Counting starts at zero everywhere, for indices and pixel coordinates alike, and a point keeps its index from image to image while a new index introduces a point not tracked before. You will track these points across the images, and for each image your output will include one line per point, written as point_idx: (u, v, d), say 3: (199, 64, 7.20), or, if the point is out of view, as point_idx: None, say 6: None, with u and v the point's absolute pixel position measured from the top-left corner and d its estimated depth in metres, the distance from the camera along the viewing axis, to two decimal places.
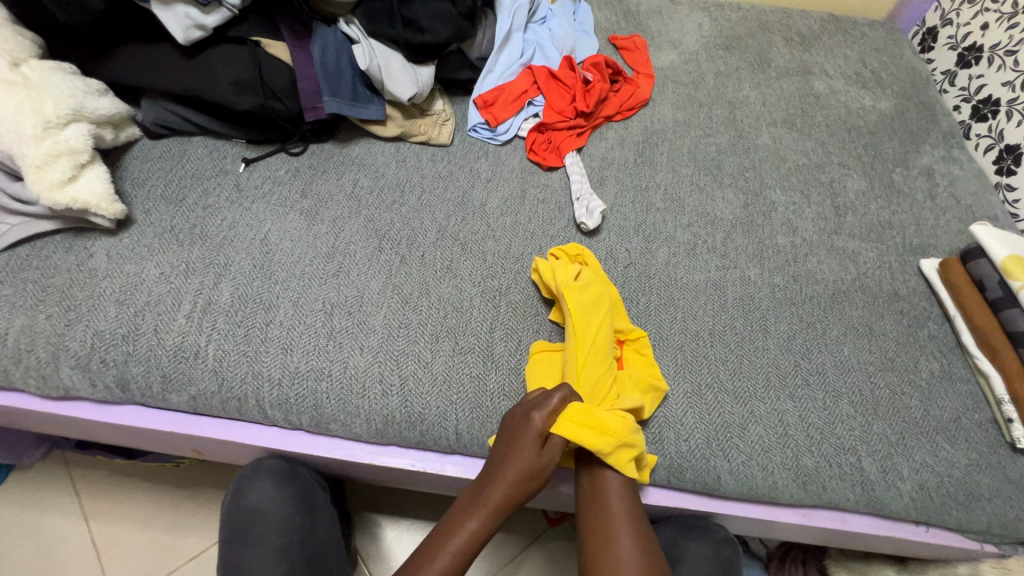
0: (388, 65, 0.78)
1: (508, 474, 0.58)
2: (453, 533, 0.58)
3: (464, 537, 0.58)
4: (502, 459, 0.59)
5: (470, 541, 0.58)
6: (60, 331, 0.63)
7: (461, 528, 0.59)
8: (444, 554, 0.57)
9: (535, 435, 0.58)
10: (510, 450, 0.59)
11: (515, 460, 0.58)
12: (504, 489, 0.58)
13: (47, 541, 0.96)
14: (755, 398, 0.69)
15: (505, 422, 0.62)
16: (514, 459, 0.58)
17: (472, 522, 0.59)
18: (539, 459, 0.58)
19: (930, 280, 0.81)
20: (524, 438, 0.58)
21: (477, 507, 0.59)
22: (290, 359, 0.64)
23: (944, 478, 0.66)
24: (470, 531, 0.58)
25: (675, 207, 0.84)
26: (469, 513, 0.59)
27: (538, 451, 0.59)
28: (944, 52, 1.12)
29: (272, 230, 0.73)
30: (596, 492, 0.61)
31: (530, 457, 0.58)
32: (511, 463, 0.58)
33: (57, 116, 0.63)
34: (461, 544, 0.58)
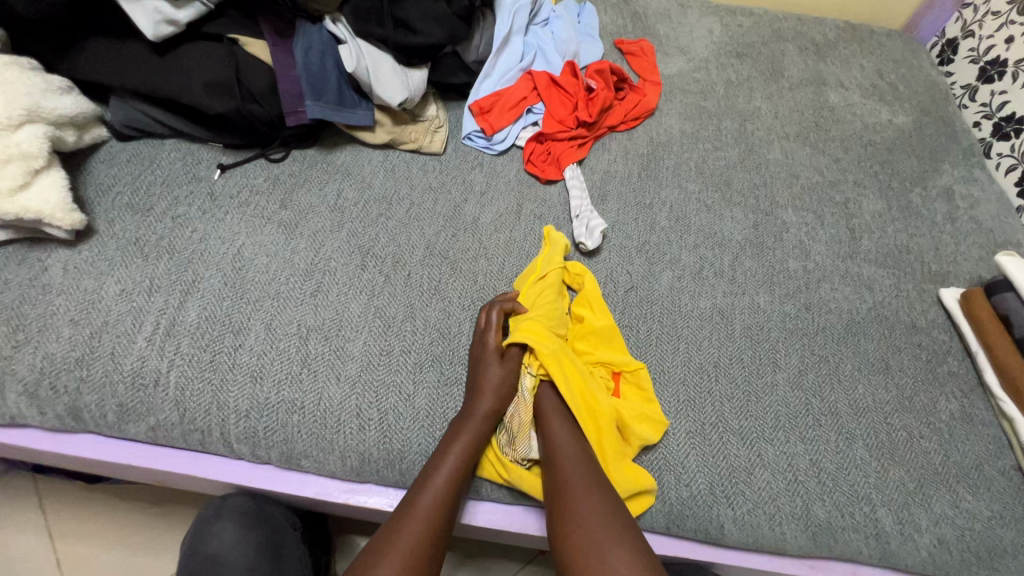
0: (377, 68, 0.73)
1: (472, 422, 0.57)
2: (420, 496, 0.52)
3: (431, 503, 0.52)
4: (466, 412, 0.58)
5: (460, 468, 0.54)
6: (6, 353, 0.57)
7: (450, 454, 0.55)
8: (412, 525, 0.50)
9: (496, 386, 0.59)
10: (473, 400, 0.58)
11: (478, 410, 0.58)
12: (469, 442, 0.56)
13: (7, 561, 0.91)
14: (762, 440, 0.64)
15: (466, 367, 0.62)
16: (477, 408, 0.58)
17: (460, 445, 0.55)
18: (504, 370, 0.60)
19: (951, 311, 0.76)
20: (485, 385, 0.59)
21: (447, 457, 0.55)
22: (259, 388, 0.59)
23: (965, 532, 0.61)
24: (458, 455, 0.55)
25: (681, 226, 0.79)
26: (434, 470, 0.54)
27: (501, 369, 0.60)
28: (964, 65, 1.07)
29: (246, 244, 0.67)
30: (552, 473, 0.56)
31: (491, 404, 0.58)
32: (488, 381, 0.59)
33: (8, 117, 0.58)
34: (429, 511, 0.51)
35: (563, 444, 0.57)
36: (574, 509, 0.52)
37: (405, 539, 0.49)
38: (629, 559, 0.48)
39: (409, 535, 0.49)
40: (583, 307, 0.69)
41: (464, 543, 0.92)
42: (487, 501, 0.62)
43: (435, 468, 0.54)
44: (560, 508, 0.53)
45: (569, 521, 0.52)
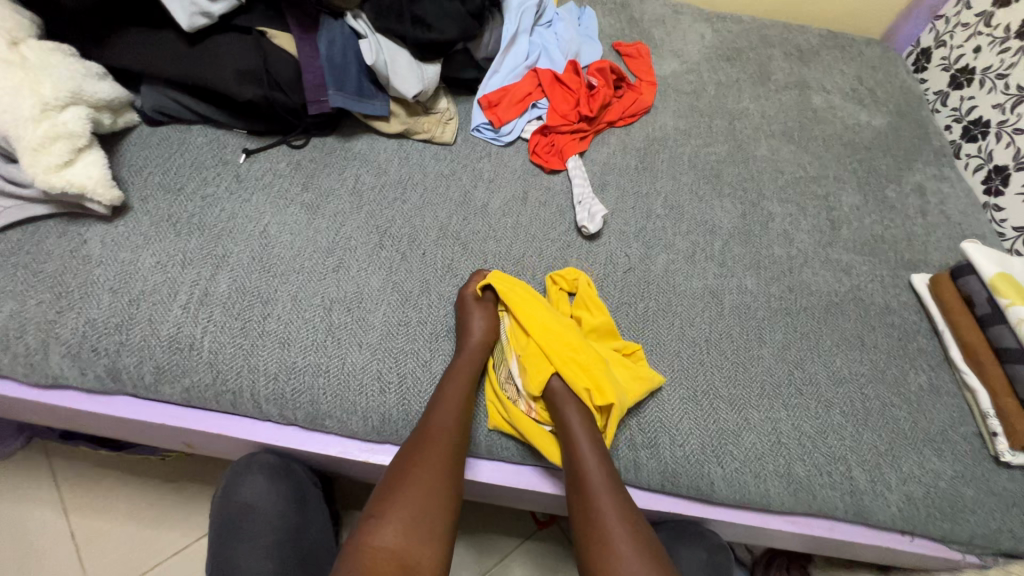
0: (395, 62, 0.78)
1: (464, 355, 0.65)
2: (432, 424, 0.59)
3: (445, 428, 0.59)
4: (459, 347, 0.65)
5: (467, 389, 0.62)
6: (51, 318, 0.62)
7: (457, 381, 0.62)
8: (434, 441, 0.58)
9: (482, 322, 0.66)
10: (465, 338, 0.66)
11: (468, 344, 0.66)
12: (465, 374, 0.63)
13: (22, 533, 0.93)
14: (749, 406, 0.69)
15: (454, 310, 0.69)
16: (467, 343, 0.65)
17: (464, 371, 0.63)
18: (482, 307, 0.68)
19: (921, 295, 0.82)
20: (470, 323, 0.67)
21: (455, 382, 0.62)
22: (287, 353, 0.64)
23: (931, 489, 0.68)
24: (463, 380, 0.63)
25: (675, 214, 0.85)
26: (443, 397, 0.61)
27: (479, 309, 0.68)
28: (937, 73, 1.14)
29: (271, 222, 0.72)
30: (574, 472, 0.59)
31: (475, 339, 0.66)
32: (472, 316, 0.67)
33: (55, 99, 0.62)
34: (447, 428, 0.59)
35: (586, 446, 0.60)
36: (596, 508, 0.57)
37: (427, 458, 0.56)
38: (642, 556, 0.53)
39: (431, 456, 0.57)
40: (581, 309, 0.72)
41: (467, 516, 0.97)
42: (490, 460, 0.67)
43: (443, 398, 0.61)
44: (579, 496, 0.58)
45: (590, 521, 0.56)
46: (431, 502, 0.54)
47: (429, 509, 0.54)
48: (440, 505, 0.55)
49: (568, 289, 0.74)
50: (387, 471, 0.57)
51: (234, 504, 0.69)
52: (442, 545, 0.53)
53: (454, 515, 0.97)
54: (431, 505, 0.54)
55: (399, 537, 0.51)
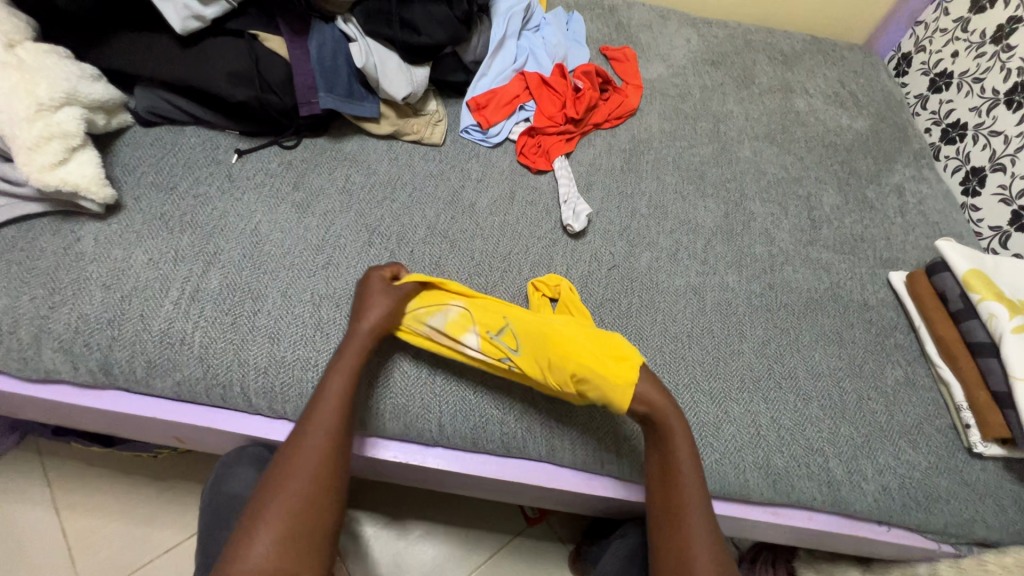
0: (385, 65, 0.80)
1: (356, 340, 0.61)
2: (311, 422, 0.56)
3: (323, 428, 0.57)
4: (349, 333, 0.62)
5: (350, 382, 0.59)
6: (44, 313, 0.63)
7: (343, 371, 0.59)
8: (312, 441, 0.56)
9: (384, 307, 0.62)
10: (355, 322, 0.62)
11: (359, 331, 0.61)
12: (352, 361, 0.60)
13: (13, 530, 0.94)
14: (729, 399, 0.71)
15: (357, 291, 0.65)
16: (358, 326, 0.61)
17: (352, 362, 0.60)
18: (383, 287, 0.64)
19: (898, 292, 0.84)
20: (365, 304, 0.63)
21: (339, 375, 0.59)
22: (277, 348, 0.65)
23: (906, 480, 0.69)
24: (348, 372, 0.59)
25: (658, 213, 0.87)
26: (324, 397, 0.58)
27: (381, 288, 0.64)
28: (917, 77, 1.17)
29: (262, 221, 0.74)
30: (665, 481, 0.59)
31: (376, 318, 0.62)
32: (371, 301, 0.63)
33: (50, 99, 0.64)
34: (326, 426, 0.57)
35: (683, 458, 0.59)
36: (685, 520, 0.57)
37: (301, 463, 0.54)
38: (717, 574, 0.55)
39: (306, 461, 0.55)
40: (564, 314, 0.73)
41: (457, 511, 0.98)
42: (483, 453, 0.69)
43: (325, 395, 0.58)
44: (668, 502, 0.59)
45: (675, 530, 0.57)
46: (306, 509, 0.53)
47: (306, 515, 0.53)
48: (317, 507, 0.53)
49: (550, 295, 0.75)
50: (264, 475, 0.55)
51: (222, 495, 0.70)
52: (318, 551, 0.52)
53: (444, 512, 0.98)
54: (306, 511, 0.53)
55: (273, 548, 0.50)
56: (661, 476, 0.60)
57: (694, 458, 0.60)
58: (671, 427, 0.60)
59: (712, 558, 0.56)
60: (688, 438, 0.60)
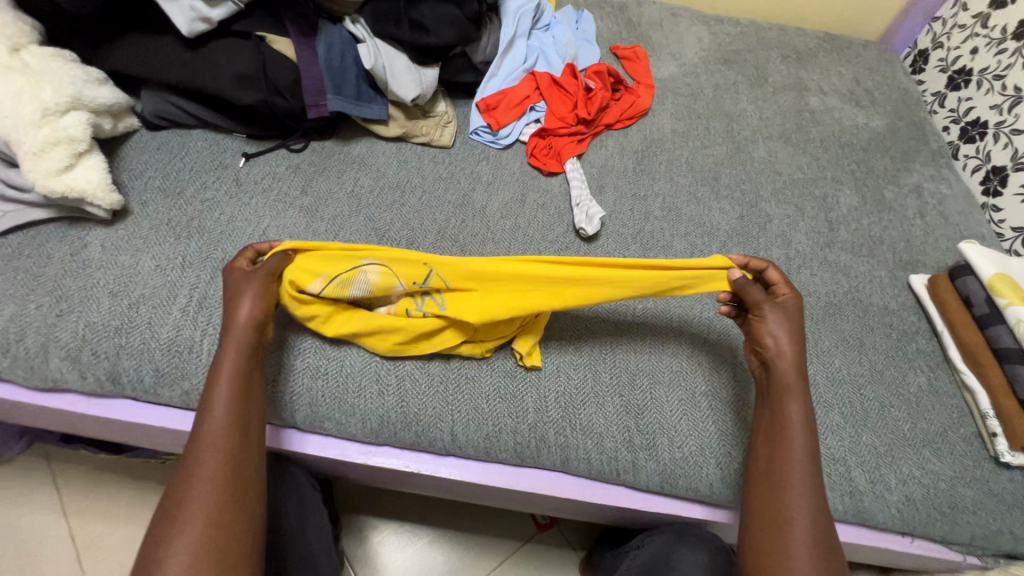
0: (394, 66, 0.78)
1: (237, 326, 0.55)
2: (203, 432, 0.49)
3: (217, 426, 0.50)
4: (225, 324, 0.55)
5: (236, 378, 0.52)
6: (51, 321, 0.62)
7: (222, 370, 0.52)
8: (208, 450, 0.48)
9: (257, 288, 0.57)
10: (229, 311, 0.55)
11: (235, 322, 0.55)
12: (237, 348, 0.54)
13: (21, 537, 0.93)
14: (748, 407, 0.69)
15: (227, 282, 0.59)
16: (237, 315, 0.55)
17: (230, 356, 0.53)
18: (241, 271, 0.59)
19: (919, 296, 0.82)
20: (235, 294, 0.56)
21: (220, 373, 0.52)
22: (286, 356, 0.64)
23: (930, 490, 0.68)
24: (231, 368, 0.53)
25: (672, 216, 0.85)
26: (210, 400, 0.51)
27: (239, 272, 0.59)
28: (934, 74, 1.15)
29: (271, 226, 0.72)
30: (771, 440, 0.55)
31: (254, 300, 0.56)
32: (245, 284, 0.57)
33: (55, 103, 0.63)
34: (220, 430, 0.49)
35: (794, 418, 0.54)
36: (784, 480, 0.52)
37: (201, 468, 0.47)
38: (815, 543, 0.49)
39: (207, 465, 0.47)
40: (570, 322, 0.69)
41: (467, 518, 0.97)
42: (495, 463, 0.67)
43: (215, 391, 0.51)
44: (771, 451, 0.54)
45: (772, 488, 0.52)
46: (218, 512, 0.46)
47: (221, 518, 0.45)
48: (234, 519, 0.46)
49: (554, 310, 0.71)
50: (167, 493, 0.47)
51: None
52: (242, 557, 0.45)
53: (454, 518, 0.97)
54: (220, 515, 0.46)
55: (188, 564, 0.43)
56: (769, 427, 0.56)
57: (807, 421, 0.54)
58: (787, 382, 0.56)
59: (812, 527, 0.50)
60: (805, 400, 0.55)
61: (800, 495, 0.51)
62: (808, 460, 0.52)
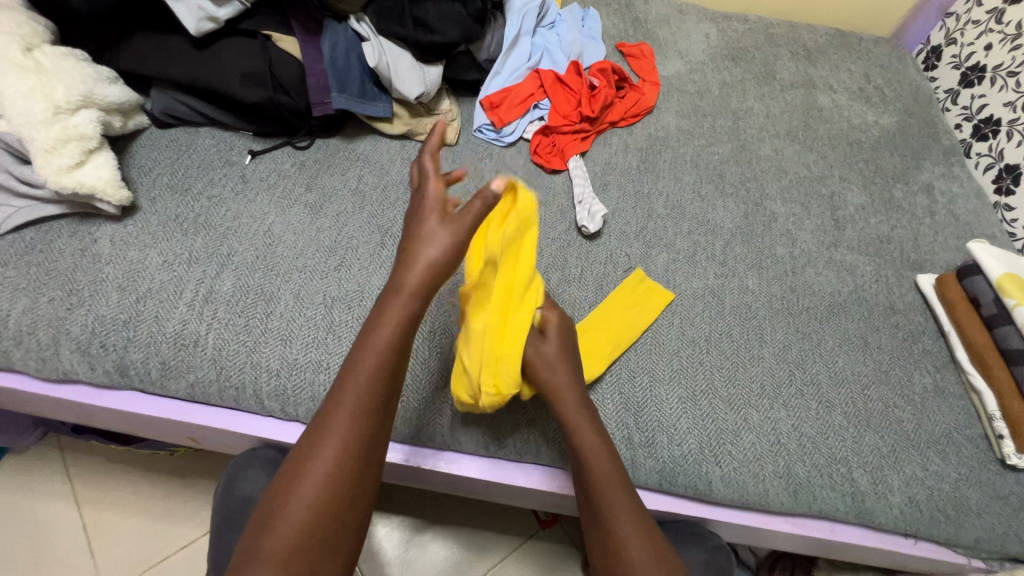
0: (397, 64, 0.79)
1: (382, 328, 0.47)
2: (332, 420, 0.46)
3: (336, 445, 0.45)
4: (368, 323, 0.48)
5: (379, 364, 0.47)
6: (62, 315, 0.63)
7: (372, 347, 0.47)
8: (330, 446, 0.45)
9: (432, 259, 0.48)
10: (377, 310, 0.48)
11: (403, 289, 0.48)
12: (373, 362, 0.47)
13: (35, 526, 0.95)
14: (748, 406, 0.69)
15: (411, 223, 0.52)
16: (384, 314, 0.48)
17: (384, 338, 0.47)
18: (445, 223, 0.50)
19: (926, 295, 0.81)
20: (390, 290, 0.48)
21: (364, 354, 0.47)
22: (289, 350, 0.65)
23: (934, 492, 0.67)
24: (376, 351, 0.47)
25: (675, 214, 0.85)
26: (346, 377, 0.47)
27: (439, 217, 0.50)
28: (947, 71, 1.13)
29: (275, 222, 0.73)
30: (580, 471, 0.57)
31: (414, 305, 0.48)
32: (415, 255, 0.49)
33: (67, 102, 0.64)
34: (350, 425, 0.46)
35: (591, 447, 0.57)
36: (610, 509, 0.54)
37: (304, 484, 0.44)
38: (648, 547, 0.52)
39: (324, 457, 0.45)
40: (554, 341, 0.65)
41: (469, 513, 0.98)
42: (493, 460, 0.67)
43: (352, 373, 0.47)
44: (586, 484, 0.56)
45: (600, 520, 0.54)
46: (308, 542, 0.42)
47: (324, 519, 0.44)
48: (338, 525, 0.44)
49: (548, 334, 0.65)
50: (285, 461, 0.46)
51: (235, 499, 0.70)
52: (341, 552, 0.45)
53: (455, 513, 0.97)
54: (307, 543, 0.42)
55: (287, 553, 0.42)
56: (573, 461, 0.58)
57: (603, 444, 0.57)
58: (568, 418, 0.58)
59: (647, 542, 0.52)
60: (595, 425, 0.58)
61: (632, 523, 0.53)
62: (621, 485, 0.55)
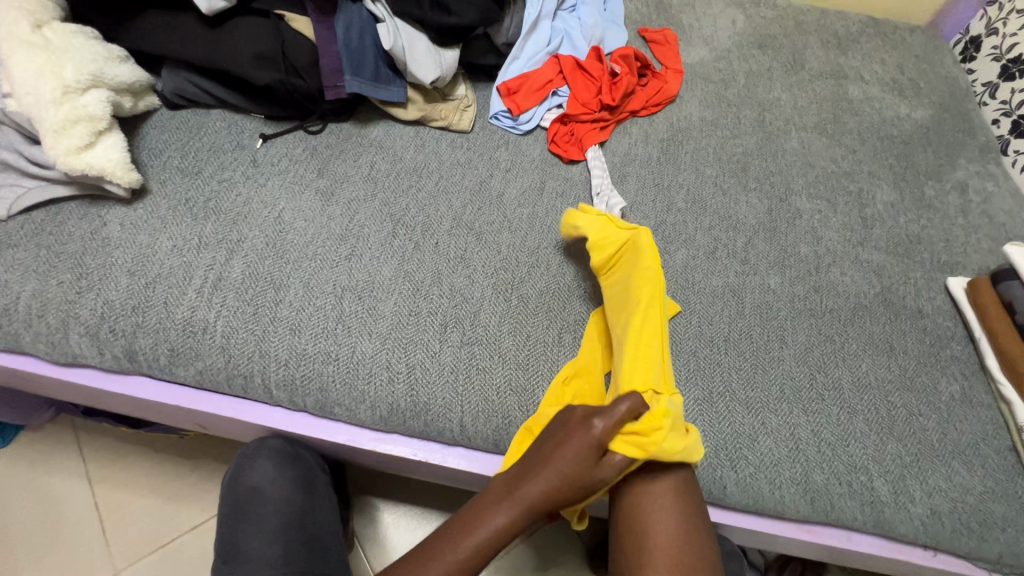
0: (413, 46, 0.76)
1: (558, 462, 0.55)
2: (480, 524, 0.55)
3: (495, 528, 0.55)
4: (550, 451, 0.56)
5: (526, 507, 0.55)
6: (71, 298, 0.63)
7: (525, 492, 0.55)
8: (471, 538, 0.55)
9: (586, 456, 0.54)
10: (561, 441, 0.56)
11: (562, 460, 0.55)
12: (546, 480, 0.55)
13: (49, 503, 0.97)
14: (767, 410, 0.67)
15: (560, 420, 0.58)
16: (558, 456, 0.55)
17: (536, 488, 0.55)
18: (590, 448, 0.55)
19: (956, 299, 0.78)
20: (573, 442, 0.55)
21: (518, 494, 0.56)
22: (298, 340, 0.64)
23: (957, 504, 0.65)
24: (526, 496, 0.55)
25: (697, 208, 0.82)
26: (502, 500, 0.56)
27: (596, 452, 0.55)
28: (986, 63, 1.07)
29: (286, 208, 0.72)
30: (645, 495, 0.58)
31: (579, 467, 0.55)
32: (564, 446, 0.55)
33: (76, 81, 0.63)
34: (493, 530, 0.55)
35: (664, 492, 0.58)
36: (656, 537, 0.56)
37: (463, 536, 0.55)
38: (679, 517, 0.56)
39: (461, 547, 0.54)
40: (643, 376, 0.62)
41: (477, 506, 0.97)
42: (466, 451, 0.66)
43: (505, 497, 0.56)
44: (642, 507, 0.58)
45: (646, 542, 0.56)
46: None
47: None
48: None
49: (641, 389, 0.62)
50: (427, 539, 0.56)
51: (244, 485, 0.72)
52: None
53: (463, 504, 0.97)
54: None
55: None
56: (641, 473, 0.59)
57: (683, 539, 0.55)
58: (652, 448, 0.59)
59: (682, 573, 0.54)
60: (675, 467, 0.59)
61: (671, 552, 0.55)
62: (678, 519, 0.56)
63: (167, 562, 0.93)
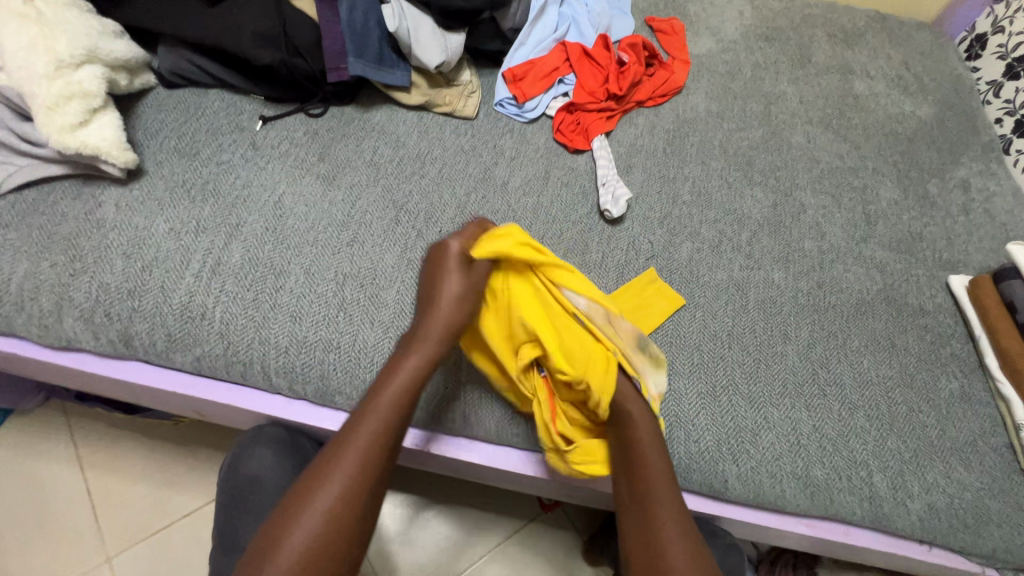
0: (418, 30, 0.75)
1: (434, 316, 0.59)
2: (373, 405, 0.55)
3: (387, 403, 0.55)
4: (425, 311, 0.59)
5: (412, 376, 0.56)
6: (64, 281, 0.61)
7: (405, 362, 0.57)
8: (366, 424, 0.53)
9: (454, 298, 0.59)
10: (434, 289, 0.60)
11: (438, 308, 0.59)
12: (431, 338, 0.58)
13: (40, 487, 0.95)
14: (769, 404, 0.67)
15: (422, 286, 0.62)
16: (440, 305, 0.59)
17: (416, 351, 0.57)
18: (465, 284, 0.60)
19: (957, 297, 0.78)
20: (445, 284, 0.60)
21: (402, 365, 0.57)
22: (299, 327, 0.63)
23: (954, 500, 0.65)
24: (412, 364, 0.57)
25: (702, 201, 0.82)
26: (390, 374, 0.56)
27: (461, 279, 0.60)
28: (991, 61, 1.07)
29: (286, 193, 0.70)
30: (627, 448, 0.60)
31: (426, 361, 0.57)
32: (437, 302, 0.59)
33: (69, 56, 0.61)
34: (388, 405, 0.55)
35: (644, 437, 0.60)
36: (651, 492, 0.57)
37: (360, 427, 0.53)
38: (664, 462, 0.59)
39: (356, 437, 0.53)
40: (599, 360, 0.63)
41: (473, 496, 0.97)
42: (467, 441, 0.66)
43: (390, 372, 0.57)
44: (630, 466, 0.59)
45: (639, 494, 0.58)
46: (329, 532, 0.49)
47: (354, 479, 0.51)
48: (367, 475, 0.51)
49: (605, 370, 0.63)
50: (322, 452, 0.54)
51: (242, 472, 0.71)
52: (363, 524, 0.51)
53: (460, 493, 0.97)
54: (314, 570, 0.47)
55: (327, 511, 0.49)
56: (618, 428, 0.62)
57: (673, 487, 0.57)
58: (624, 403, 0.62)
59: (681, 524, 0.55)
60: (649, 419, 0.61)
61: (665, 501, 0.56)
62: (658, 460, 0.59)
63: (161, 548, 0.92)
